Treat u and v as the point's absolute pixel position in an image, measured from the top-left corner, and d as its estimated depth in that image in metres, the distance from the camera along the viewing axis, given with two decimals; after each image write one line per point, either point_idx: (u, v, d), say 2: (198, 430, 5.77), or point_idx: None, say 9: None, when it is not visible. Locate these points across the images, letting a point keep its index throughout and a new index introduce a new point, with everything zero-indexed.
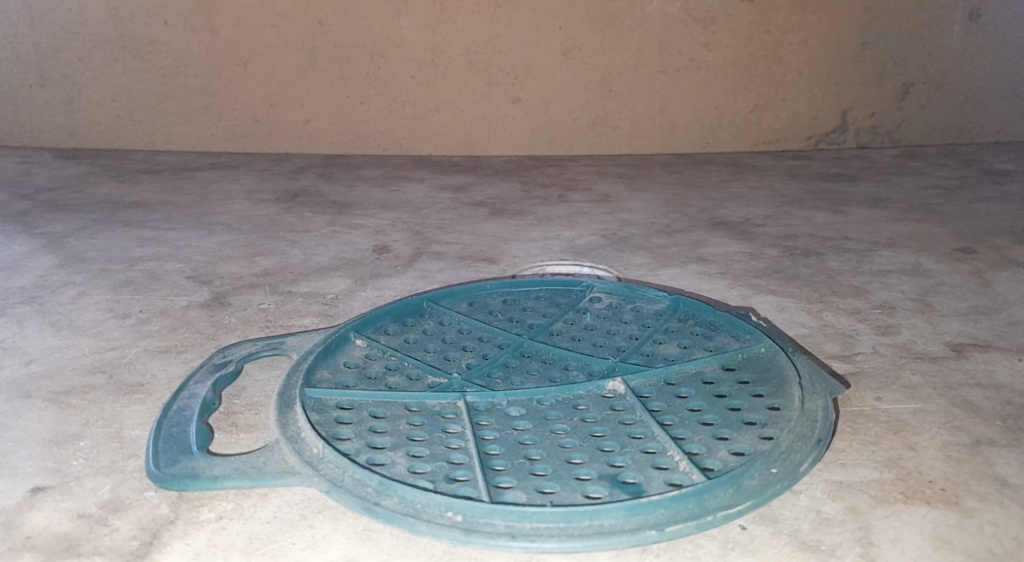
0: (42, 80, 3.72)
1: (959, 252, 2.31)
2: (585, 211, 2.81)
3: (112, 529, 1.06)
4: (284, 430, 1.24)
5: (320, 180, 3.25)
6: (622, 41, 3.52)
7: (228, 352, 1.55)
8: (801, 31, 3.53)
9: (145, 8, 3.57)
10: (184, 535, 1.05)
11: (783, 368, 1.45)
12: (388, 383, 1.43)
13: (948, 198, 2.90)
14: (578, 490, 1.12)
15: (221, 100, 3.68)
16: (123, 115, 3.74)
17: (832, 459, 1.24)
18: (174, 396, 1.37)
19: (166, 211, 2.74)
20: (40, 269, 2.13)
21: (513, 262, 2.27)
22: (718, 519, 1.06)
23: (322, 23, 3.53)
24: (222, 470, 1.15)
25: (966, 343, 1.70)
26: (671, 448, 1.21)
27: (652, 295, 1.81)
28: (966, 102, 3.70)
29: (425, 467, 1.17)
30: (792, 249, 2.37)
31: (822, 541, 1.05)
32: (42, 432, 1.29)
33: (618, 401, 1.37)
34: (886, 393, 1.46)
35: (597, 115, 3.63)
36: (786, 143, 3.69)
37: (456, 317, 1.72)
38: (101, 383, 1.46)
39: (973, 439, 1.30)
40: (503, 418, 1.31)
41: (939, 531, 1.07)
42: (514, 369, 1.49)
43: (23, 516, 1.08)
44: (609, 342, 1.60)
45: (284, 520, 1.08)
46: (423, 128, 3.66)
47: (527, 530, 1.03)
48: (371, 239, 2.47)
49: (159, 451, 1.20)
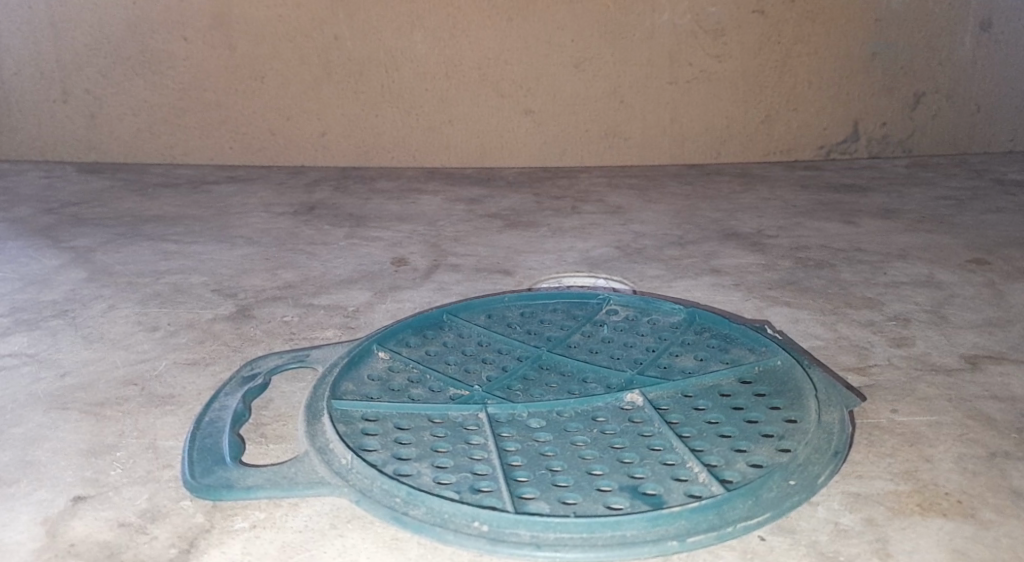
0: (64, 95, 3.78)
1: (972, 263, 2.33)
2: (599, 222, 2.84)
3: (151, 538, 1.09)
4: (313, 442, 1.27)
5: (337, 193, 3.29)
6: (633, 54, 3.55)
7: (256, 364, 1.60)
8: (811, 43, 3.55)
9: (164, 25, 3.63)
10: (219, 544, 1.08)
11: (800, 381, 1.47)
12: (411, 395, 1.46)
13: (961, 208, 2.91)
14: (599, 501, 1.14)
15: (238, 113, 3.73)
16: (142, 129, 3.80)
17: (849, 471, 1.26)
18: (206, 407, 1.41)
19: (187, 225, 2.78)
20: (69, 283, 2.17)
21: (529, 274, 2.30)
22: (738, 530, 1.09)
23: (337, 37, 3.58)
24: (255, 480, 1.19)
25: (979, 355, 1.71)
26: (690, 459, 1.23)
27: (668, 307, 1.83)
28: (978, 112, 3.71)
29: (450, 477, 1.20)
30: (805, 261, 2.39)
31: (840, 552, 1.07)
32: (79, 443, 1.33)
33: (636, 413, 1.39)
34: (900, 405, 1.48)
35: (609, 126, 3.66)
36: (798, 154, 3.72)
37: (476, 330, 1.75)
38: (133, 395, 1.50)
39: (989, 451, 1.32)
40: (525, 430, 1.34)
41: (955, 542, 1.09)
42: (533, 382, 1.52)
43: (66, 525, 1.12)
44: (626, 355, 1.63)
45: (315, 529, 1.11)
46: (437, 139, 3.70)
47: (552, 540, 1.06)
48: (388, 251, 2.51)
49: (193, 462, 1.24)
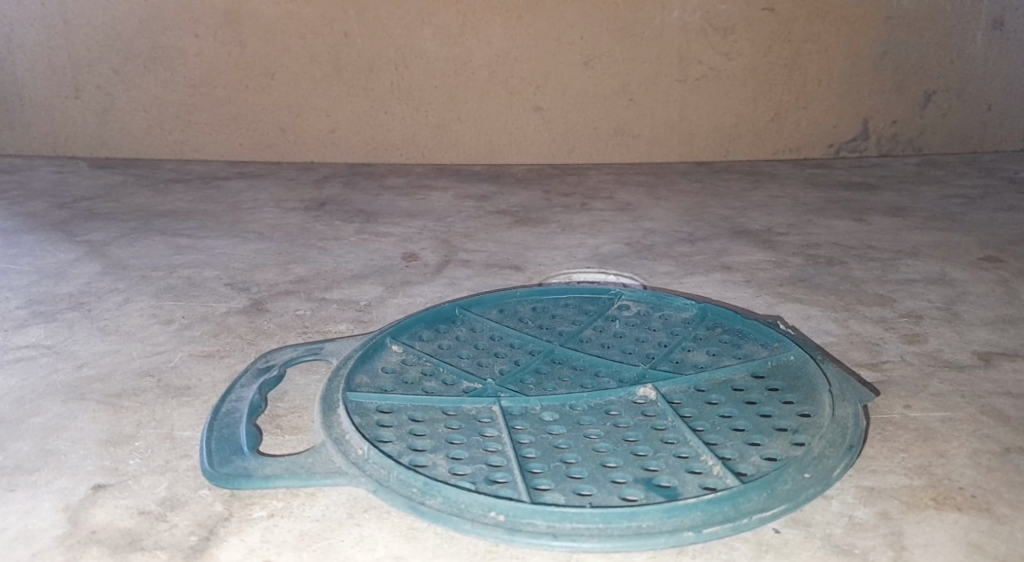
0: (76, 92, 3.80)
1: (984, 261, 2.33)
2: (609, 219, 2.84)
3: (171, 525, 1.10)
4: (329, 433, 1.28)
5: (347, 189, 3.30)
6: (643, 51, 3.55)
7: (270, 356, 1.60)
8: (822, 41, 3.54)
9: (175, 21, 3.64)
10: (239, 532, 1.09)
11: (813, 376, 1.47)
12: (425, 388, 1.46)
13: (973, 206, 2.90)
14: (615, 493, 1.15)
15: (249, 110, 3.74)
16: (153, 125, 3.82)
17: (864, 465, 1.26)
18: (223, 398, 1.42)
19: (199, 220, 2.80)
20: (84, 277, 2.19)
21: (539, 270, 2.30)
22: (754, 522, 1.09)
23: (347, 34, 3.59)
24: (273, 469, 1.20)
25: (992, 352, 1.71)
26: (704, 453, 1.24)
27: (680, 303, 1.83)
28: (989, 110, 3.70)
29: (465, 469, 1.20)
30: (816, 258, 2.39)
31: (854, 545, 1.07)
32: (98, 433, 1.34)
33: (649, 407, 1.39)
34: (913, 401, 1.48)
35: (618, 123, 3.66)
36: (808, 151, 3.71)
37: (488, 324, 1.76)
38: (150, 387, 1.51)
39: (1003, 447, 1.32)
40: (539, 423, 1.34)
41: (970, 536, 1.09)
42: (546, 375, 1.53)
43: (87, 512, 1.13)
44: (639, 350, 1.63)
45: (332, 518, 1.11)
46: (445, 137, 3.71)
47: (568, 530, 1.06)
48: (399, 247, 2.51)
49: (211, 451, 1.25)
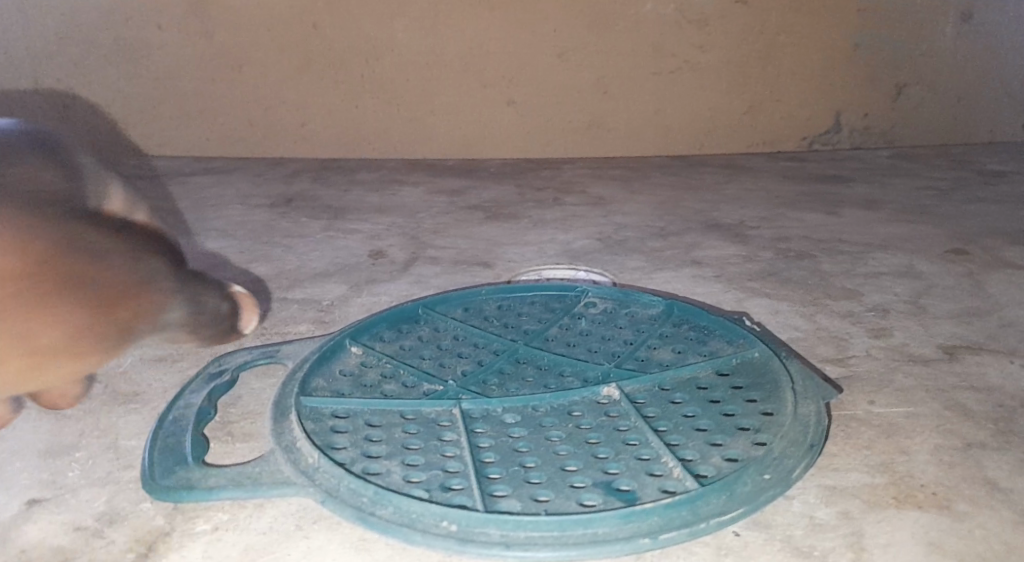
0: (37, 86, 3.73)
1: (952, 253, 2.32)
2: (579, 214, 2.82)
3: (107, 542, 1.07)
4: (280, 440, 1.24)
5: (315, 184, 3.25)
6: (616, 44, 3.52)
7: (224, 360, 1.56)
8: (796, 33, 3.53)
9: (139, 13, 3.57)
10: (179, 548, 1.06)
11: (778, 373, 1.45)
12: (384, 391, 1.43)
13: (941, 198, 2.91)
14: (572, 498, 1.12)
15: (217, 104, 3.68)
16: (117, 119, 3.74)
17: (826, 463, 1.24)
18: (170, 406, 1.38)
19: (162, 217, 2.74)
20: None
21: (507, 267, 2.27)
22: (712, 526, 1.07)
23: (317, 27, 3.53)
24: (219, 480, 1.16)
25: (959, 346, 1.70)
26: (664, 455, 1.21)
27: (647, 299, 1.81)
28: (959, 102, 3.71)
29: (420, 476, 1.17)
30: (786, 252, 2.38)
31: (814, 547, 1.06)
32: (39, 443, 1.30)
33: (612, 407, 1.37)
34: (878, 397, 1.47)
35: (590, 117, 3.64)
36: (780, 144, 3.70)
37: (452, 324, 1.72)
38: (97, 393, 1.47)
39: (965, 442, 1.31)
40: (498, 426, 1.31)
41: (931, 535, 1.08)
42: (509, 376, 1.50)
43: (18, 530, 1.10)
44: (604, 348, 1.60)
45: (278, 531, 1.08)
46: (418, 130, 3.67)
47: (521, 539, 1.03)
48: (366, 244, 2.47)
49: (155, 462, 1.21)
